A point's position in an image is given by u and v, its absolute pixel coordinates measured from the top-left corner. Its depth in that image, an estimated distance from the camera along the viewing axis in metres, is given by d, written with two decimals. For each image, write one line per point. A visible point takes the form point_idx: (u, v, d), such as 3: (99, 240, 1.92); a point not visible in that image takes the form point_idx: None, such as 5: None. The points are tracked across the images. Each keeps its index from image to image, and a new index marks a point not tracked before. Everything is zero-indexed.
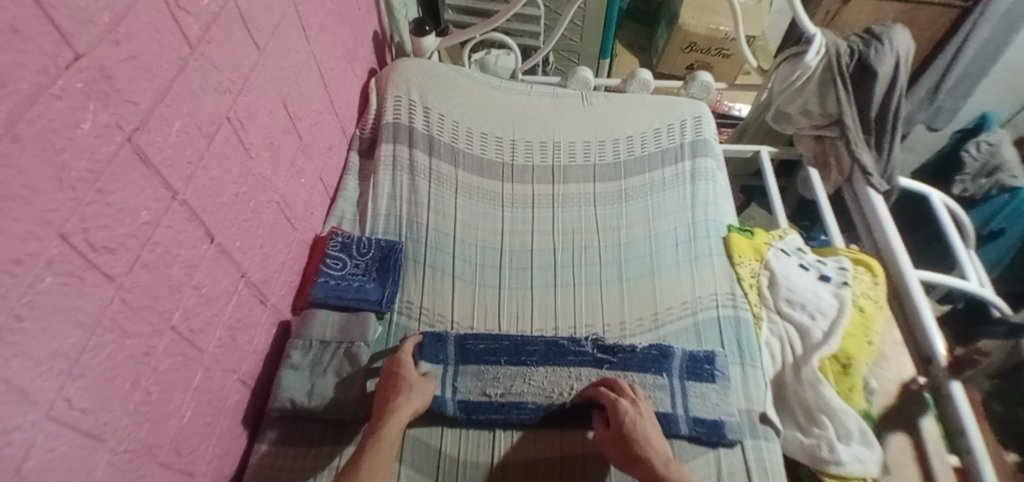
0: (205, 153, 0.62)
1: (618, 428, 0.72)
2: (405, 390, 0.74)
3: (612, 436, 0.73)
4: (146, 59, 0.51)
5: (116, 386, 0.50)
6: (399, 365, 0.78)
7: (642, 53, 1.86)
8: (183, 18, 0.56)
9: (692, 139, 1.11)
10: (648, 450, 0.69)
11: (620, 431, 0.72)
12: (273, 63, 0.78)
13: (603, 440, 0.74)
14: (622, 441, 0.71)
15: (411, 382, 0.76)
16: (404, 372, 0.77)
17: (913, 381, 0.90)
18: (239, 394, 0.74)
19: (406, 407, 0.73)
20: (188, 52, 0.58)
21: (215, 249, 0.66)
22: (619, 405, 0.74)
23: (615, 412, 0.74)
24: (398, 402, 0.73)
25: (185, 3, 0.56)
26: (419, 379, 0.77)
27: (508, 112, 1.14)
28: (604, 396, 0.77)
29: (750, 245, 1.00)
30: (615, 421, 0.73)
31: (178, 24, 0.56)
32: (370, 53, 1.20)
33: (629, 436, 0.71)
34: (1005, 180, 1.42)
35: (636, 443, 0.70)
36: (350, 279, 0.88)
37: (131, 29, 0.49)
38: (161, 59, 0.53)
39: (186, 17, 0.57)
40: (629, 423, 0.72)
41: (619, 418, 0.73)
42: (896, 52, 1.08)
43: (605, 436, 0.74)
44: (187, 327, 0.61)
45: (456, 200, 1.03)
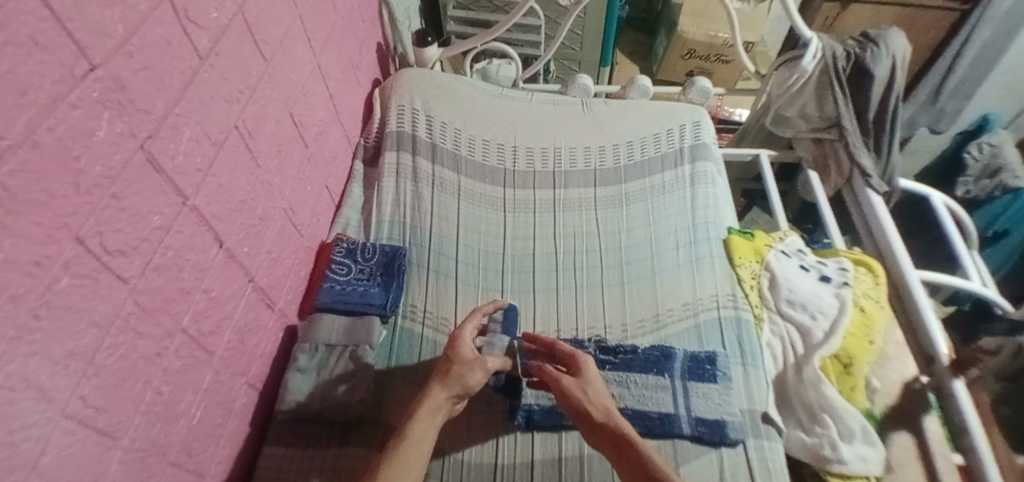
0: (214, 160, 0.64)
1: (585, 380, 0.74)
2: (438, 380, 0.71)
3: (577, 385, 0.73)
4: (157, 70, 0.53)
5: (128, 386, 0.52)
6: (451, 351, 0.75)
7: (642, 61, 1.88)
8: (193, 30, 0.58)
9: (691, 143, 1.13)
10: (602, 399, 0.72)
11: (588, 382, 0.73)
12: (280, 74, 0.80)
13: (568, 388, 0.73)
14: (591, 391, 0.72)
15: (451, 369, 0.72)
16: (447, 358, 0.74)
17: (916, 380, 0.91)
18: (247, 397, 0.75)
19: (435, 396, 0.69)
20: (198, 63, 0.60)
21: (224, 253, 0.67)
22: (586, 358, 0.77)
23: (582, 366, 0.76)
24: (428, 390, 0.70)
25: (196, 16, 0.59)
26: (458, 365, 0.73)
27: (509, 119, 1.16)
28: (566, 351, 0.79)
29: (750, 247, 1.01)
30: (580, 373, 0.75)
31: (188, 37, 0.58)
32: (374, 64, 1.22)
33: (595, 388, 0.73)
34: (1008, 180, 1.42)
35: (603, 396, 0.72)
36: (355, 284, 0.89)
37: (144, 41, 0.51)
38: (172, 70, 0.56)
39: (197, 30, 0.59)
40: (587, 372, 0.75)
41: (587, 370, 0.75)
42: (893, 55, 1.09)
43: (573, 385, 0.73)
44: (197, 330, 0.63)
45: (458, 205, 1.04)
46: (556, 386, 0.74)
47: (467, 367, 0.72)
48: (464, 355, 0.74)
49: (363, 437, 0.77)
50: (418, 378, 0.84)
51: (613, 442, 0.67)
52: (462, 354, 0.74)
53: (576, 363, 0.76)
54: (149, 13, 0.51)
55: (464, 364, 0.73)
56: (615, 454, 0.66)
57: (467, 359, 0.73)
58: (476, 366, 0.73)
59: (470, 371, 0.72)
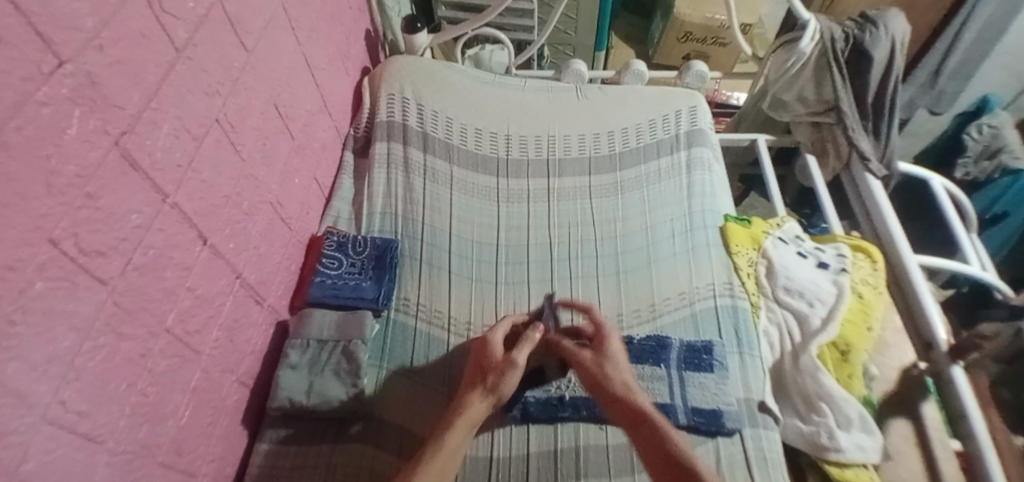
0: (195, 155, 0.62)
1: (606, 355, 0.74)
2: (476, 391, 0.71)
3: (595, 361, 0.74)
4: (132, 64, 0.51)
5: (112, 389, 0.51)
6: (483, 359, 0.75)
7: (638, 44, 1.84)
8: (168, 21, 0.56)
9: (687, 129, 1.11)
10: (619, 376, 0.71)
11: (607, 356, 0.74)
12: (264, 64, 0.78)
13: (586, 362, 0.74)
14: (610, 367, 0.72)
15: (485, 378, 0.72)
16: (482, 368, 0.74)
17: (914, 367, 0.90)
18: (238, 394, 0.74)
19: (475, 406, 0.69)
20: (175, 55, 0.58)
21: (208, 251, 0.66)
22: (613, 333, 0.77)
23: (605, 340, 0.76)
24: (467, 403, 0.69)
25: (170, 7, 0.56)
26: (493, 373, 0.72)
27: (504, 107, 1.14)
28: (598, 319, 0.80)
29: (747, 235, 1.00)
30: (602, 348, 0.75)
31: (163, 28, 0.56)
32: (363, 52, 1.20)
33: (615, 363, 0.73)
34: (1007, 162, 1.41)
35: (626, 372, 0.72)
36: (346, 278, 0.88)
37: (117, 34, 0.49)
38: (147, 63, 0.54)
39: (172, 20, 0.57)
40: (610, 349, 0.75)
41: (612, 346, 0.75)
42: (891, 36, 1.06)
43: (592, 359, 0.74)
44: (182, 329, 0.61)
45: (451, 196, 1.03)
46: (574, 361, 0.75)
47: (502, 373, 0.72)
48: (497, 359, 0.74)
49: (358, 434, 0.77)
50: (413, 371, 0.84)
51: (630, 416, 0.65)
52: (494, 361, 0.74)
53: (602, 337, 0.77)
54: (121, 4, 0.49)
55: (498, 370, 0.72)
56: (631, 428, 0.64)
57: (499, 364, 0.73)
58: (510, 368, 0.72)
59: (504, 378, 0.71)
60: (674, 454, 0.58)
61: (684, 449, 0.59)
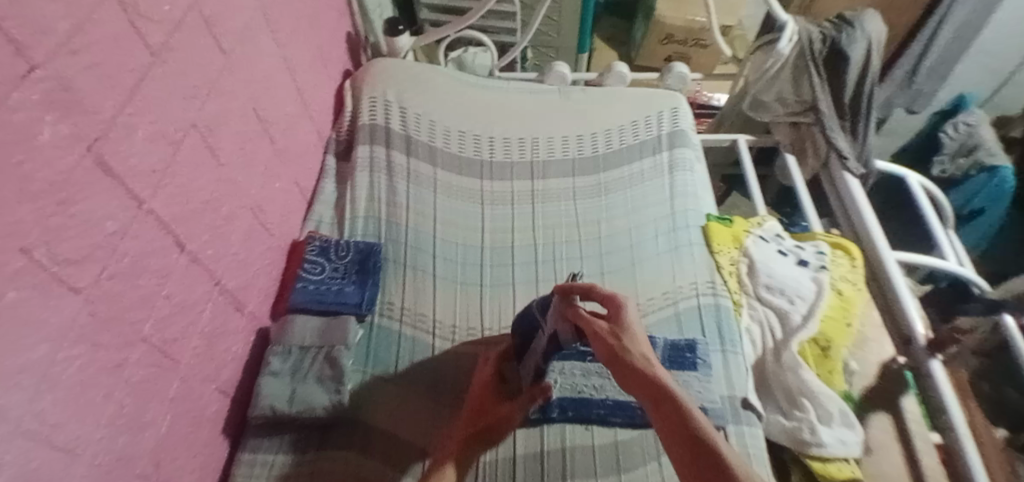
0: (172, 161, 0.62)
1: (622, 325, 0.60)
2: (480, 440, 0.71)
3: (611, 332, 0.60)
4: (107, 68, 0.50)
5: (88, 400, 0.50)
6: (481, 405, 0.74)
7: (621, 45, 1.85)
8: (143, 25, 0.55)
9: (669, 131, 1.12)
10: (636, 349, 0.56)
11: (623, 326, 0.59)
12: (242, 67, 0.77)
13: (602, 335, 0.60)
14: (628, 338, 0.58)
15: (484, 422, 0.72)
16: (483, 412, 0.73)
17: (894, 361, 0.92)
18: (219, 403, 0.73)
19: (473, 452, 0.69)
20: (150, 59, 0.57)
21: (186, 258, 0.65)
22: (628, 302, 0.62)
23: (620, 307, 0.61)
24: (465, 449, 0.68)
25: (145, 10, 0.56)
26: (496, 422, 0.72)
27: (487, 110, 1.13)
28: (605, 294, 0.64)
29: (729, 234, 1.01)
30: (618, 317, 0.61)
31: (138, 32, 0.55)
32: (344, 54, 1.19)
33: (633, 334, 0.59)
34: (983, 158, 1.44)
35: (647, 345, 0.58)
36: (329, 283, 0.87)
37: (91, 38, 0.48)
38: (122, 67, 0.53)
39: (147, 24, 0.56)
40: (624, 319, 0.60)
41: (628, 316, 0.61)
42: (869, 37, 1.09)
43: (607, 330, 0.60)
44: (159, 337, 0.60)
45: (435, 199, 1.02)
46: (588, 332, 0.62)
47: (503, 424, 0.73)
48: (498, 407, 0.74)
49: (343, 440, 0.76)
50: (398, 375, 0.83)
51: (650, 396, 0.50)
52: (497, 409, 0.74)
53: (617, 304, 0.62)
54: (95, 8, 0.48)
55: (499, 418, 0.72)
56: (650, 408, 0.50)
57: (503, 414, 0.73)
58: (509, 420, 0.73)
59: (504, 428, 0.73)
60: (700, 441, 0.44)
61: (712, 437, 0.44)
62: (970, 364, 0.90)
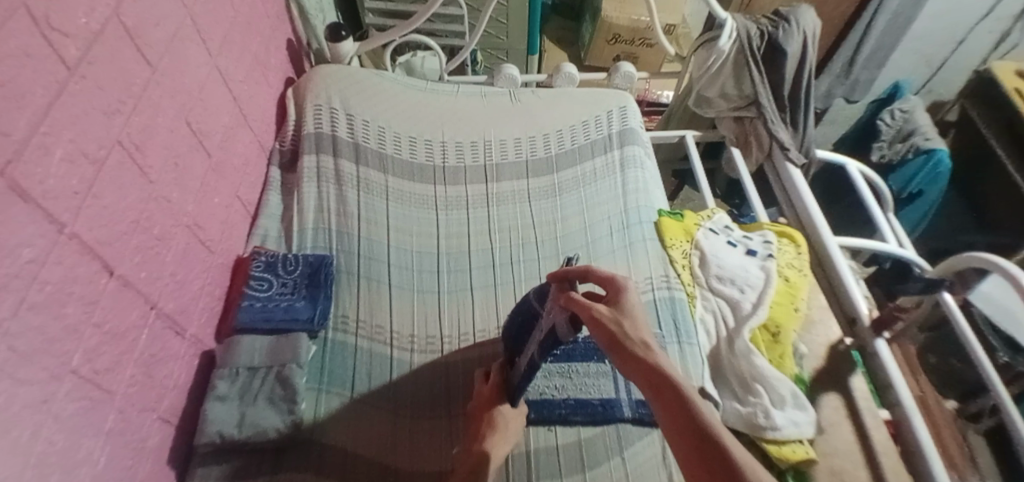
0: (95, 181, 0.58)
1: (623, 308, 0.55)
2: (498, 433, 0.72)
3: (612, 316, 0.54)
4: (17, 86, 0.47)
5: (14, 439, 0.46)
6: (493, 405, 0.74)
7: (570, 46, 1.87)
8: (58, 39, 0.52)
9: (619, 129, 1.14)
10: (645, 340, 0.51)
11: (624, 311, 0.55)
12: (171, 78, 0.74)
13: (602, 318, 0.54)
14: (629, 323, 0.53)
15: (495, 419, 0.73)
16: (498, 412, 0.74)
17: (841, 342, 0.97)
18: (161, 433, 0.69)
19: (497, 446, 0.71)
20: (66, 74, 0.54)
21: (116, 282, 0.61)
22: (629, 285, 0.58)
23: (622, 291, 0.57)
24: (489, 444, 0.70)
25: (59, 24, 0.52)
26: (510, 420, 0.74)
27: (437, 114, 1.12)
28: (603, 275, 0.60)
29: (680, 228, 1.04)
30: (619, 301, 0.56)
31: (52, 47, 0.52)
32: (285, 62, 1.16)
33: (634, 319, 0.54)
34: (920, 142, 1.51)
35: (648, 329, 0.54)
36: (277, 299, 0.84)
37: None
38: (35, 84, 0.49)
39: (62, 39, 0.53)
40: (626, 306, 0.56)
41: (630, 300, 0.56)
42: (804, 31, 1.13)
43: (606, 313, 0.55)
44: (91, 368, 0.57)
45: (388, 207, 1.00)
46: (585, 314, 0.56)
47: (514, 419, 0.75)
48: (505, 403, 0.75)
49: (299, 461, 0.73)
50: (355, 390, 0.81)
51: (652, 384, 0.47)
52: (505, 410, 0.75)
53: (618, 288, 0.57)
54: (3, 21, 0.45)
55: (506, 418, 0.74)
56: (653, 397, 0.47)
57: (513, 412, 0.75)
58: (519, 415, 0.76)
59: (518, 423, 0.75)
60: (708, 437, 0.42)
61: (722, 437, 0.42)
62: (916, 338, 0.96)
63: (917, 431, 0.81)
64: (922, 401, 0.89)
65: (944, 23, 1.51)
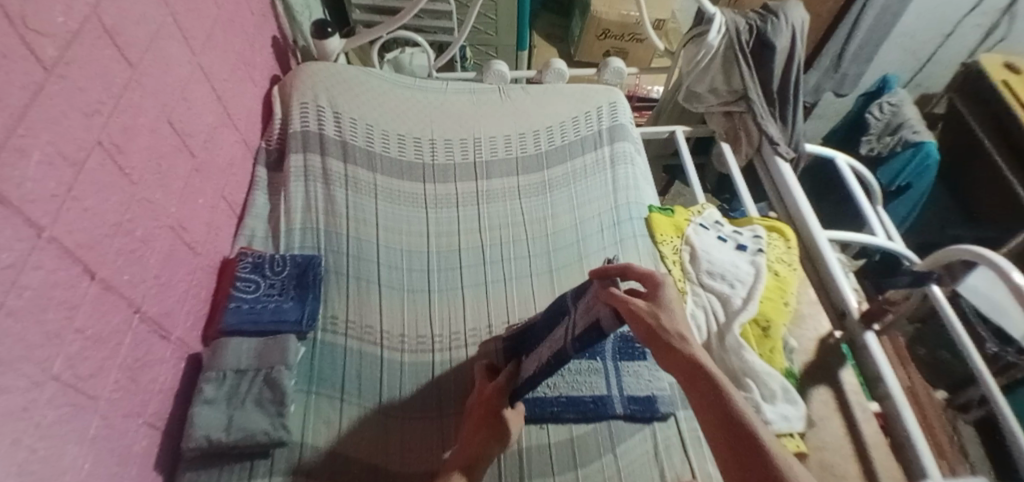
0: (74, 183, 0.57)
1: (662, 305, 0.57)
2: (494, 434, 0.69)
3: (651, 311, 0.55)
4: None
5: None
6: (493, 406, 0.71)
7: (560, 42, 1.86)
8: (35, 40, 0.51)
9: (609, 125, 1.13)
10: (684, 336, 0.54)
11: (662, 305, 0.56)
12: (153, 79, 0.73)
13: (642, 314, 0.55)
14: (667, 317, 0.55)
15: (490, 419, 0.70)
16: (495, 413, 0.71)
17: (830, 335, 0.99)
18: (147, 438, 0.68)
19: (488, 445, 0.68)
20: (44, 75, 0.53)
21: (98, 285, 0.60)
22: (667, 281, 0.59)
23: (661, 288, 0.58)
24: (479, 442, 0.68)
25: (36, 23, 0.51)
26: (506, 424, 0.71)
27: (427, 111, 1.11)
28: (642, 271, 0.60)
29: (670, 223, 1.04)
30: (658, 297, 0.57)
31: (29, 47, 0.50)
32: (270, 60, 1.14)
33: (671, 313, 0.56)
34: (909, 135, 1.51)
35: (686, 324, 0.56)
36: (265, 300, 0.83)
37: None
38: (11, 85, 0.48)
39: (39, 39, 0.52)
40: (665, 303, 0.57)
41: (668, 296, 0.58)
42: (792, 26, 1.13)
43: (645, 308, 0.56)
44: (73, 374, 0.56)
45: (377, 206, 1.00)
46: (623, 309, 0.56)
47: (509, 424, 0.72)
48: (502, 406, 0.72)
49: (288, 464, 0.72)
50: (345, 391, 0.81)
51: (687, 375, 0.52)
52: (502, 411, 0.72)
53: (657, 285, 0.58)
54: None
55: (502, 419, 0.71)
56: (689, 388, 0.52)
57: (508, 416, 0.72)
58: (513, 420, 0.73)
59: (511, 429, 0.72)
60: (738, 428, 0.47)
61: (754, 427, 0.48)
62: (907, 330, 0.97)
63: (906, 423, 0.81)
64: (913, 393, 0.89)
65: (932, 18, 1.52)
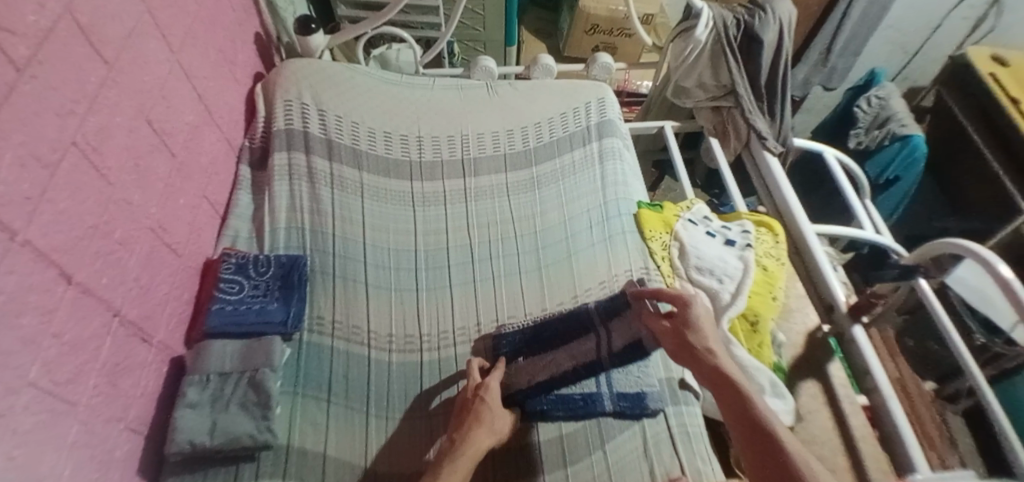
0: (48, 185, 0.55)
1: (689, 324, 0.69)
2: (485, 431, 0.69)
3: (679, 330, 0.69)
4: None
5: None
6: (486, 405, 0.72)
7: (548, 37, 1.85)
8: (6, 39, 0.49)
9: (597, 120, 1.13)
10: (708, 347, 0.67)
11: (690, 324, 0.68)
12: (130, 77, 0.71)
13: (671, 334, 0.70)
14: (694, 335, 0.68)
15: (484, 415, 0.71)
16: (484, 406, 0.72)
17: (819, 329, 0.99)
18: (129, 443, 0.67)
19: (480, 440, 0.67)
20: (16, 75, 0.51)
21: (75, 289, 0.59)
22: (695, 301, 0.70)
23: (688, 308, 0.69)
24: (471, 436, 0.67)
25: (7, 22, 0.49)
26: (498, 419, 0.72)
27: (413, 109, 1.10)
28: (673, 294, 0.70)
29: (659, 219, 1.04)
30: (686, 315, 0.69)
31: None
32: (253, 57, 1.12)
33: (699, 330, 0.68)
34: (896, 129, 1.51)
35: (713, 340, 0.67)
36: (249, 302, 0.82)
37: None
38: None
39: (10, 38, 0.50)
40: (690, 321, 0.69)
41: (696, 315, 0.69)
42: (779, 19, 1.12)
43: (674, 328, 0.69)
44: (51, 380, 0.54)
45: (362, 204, 0.99)
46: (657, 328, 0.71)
47: (501, 418, 0.73)
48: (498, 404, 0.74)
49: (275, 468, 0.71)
50: (332, 393, 0.80)
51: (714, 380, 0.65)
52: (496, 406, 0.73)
53: (685, 304, 0.69)
54: None
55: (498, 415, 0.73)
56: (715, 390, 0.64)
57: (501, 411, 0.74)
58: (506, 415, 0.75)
59: (503, 424, 0.73)
60: (753, 425, 0.59)
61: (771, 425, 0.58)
62: (896, 321, 0.98)
63: (895, 415, 0.82)
64: (903, 384, 0.89)
65: (919, 12, 1.53)
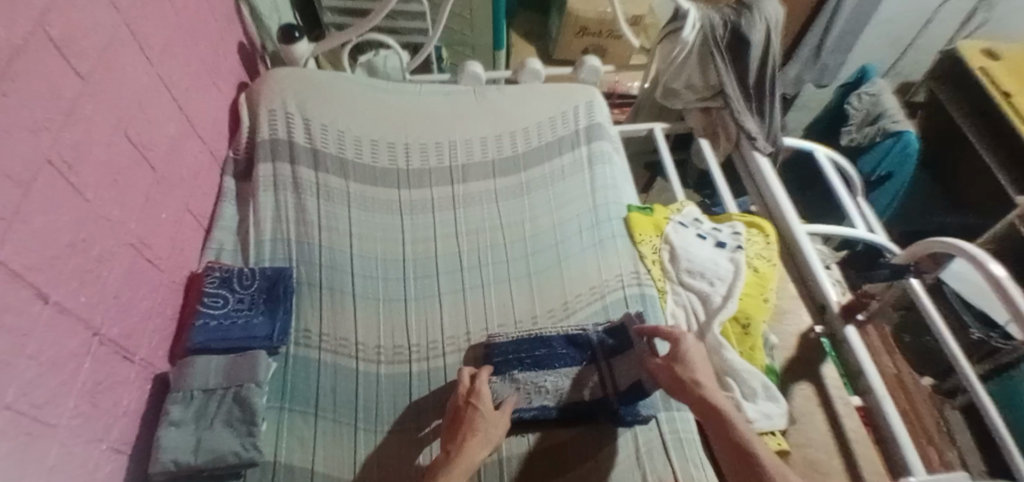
0: (22, 205, 0.54)
1: (682, 359, 0.73)
2: (477, 443, 0.67)
3: (672, 365, 0.73)
4: None
5: None
6: (474, 412, 0.71)
7: (537, 40, 1.85)
8: None
9: (586, 124, 1.12)
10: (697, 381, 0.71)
11: (682, 359, 0.73)
12: (107, 92, 0.70)
13: (664, 369, 0.74)
14: (684, 369, 0.72)
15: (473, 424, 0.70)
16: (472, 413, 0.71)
17: (811, 331, 0.98)
18: (112, 463, 0.67)
19: (472, 450, 0.66)
20: None
21: (52, 308, 0.58)
22: (686, 338, 0.74)
23: (680, 344, 0.74)
24: (462, 447, 0.66)
25: None
26: (487, 423, 0.70)
27: (401, 116, 1.09)
28: (667, 332, 0.76)
29: (650, 222, 1.03)
30: (678, 351, 0.74)
31: None
32: (236, 66, 1.11)
33: (689, 366, 0.72)
34: (888, 125, 1.52)
35: (703, 373, 0.72)
36: (233, 316, 0.81)
37: None
38: None
39: None
40: (682, 355, 0.73)
41: (687, 351, 0.73)
42: (766, 21, 1.11)
43: (668, 364, 0.74)
44: (28, 403, 0.53)
45: (349, 213, 0.98)
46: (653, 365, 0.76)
47: (494, 424, 0.71)
48: (487, 409, 0.72)
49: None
50: (319, 407, 0.79)
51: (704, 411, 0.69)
52: (485, 410, 0.72)
53: (677, 341, 0.74)
54: None
55: (485, 420, 0.71)
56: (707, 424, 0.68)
57: (492, 415, 0.72)
58: (500, 421, 0.72)
59: (496, 429, 0.71)
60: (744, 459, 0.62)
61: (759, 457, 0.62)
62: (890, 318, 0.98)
63: (890, 415, 0.81)
64: (900, 380, 0.88)
65: (908, 8, 1.53)
